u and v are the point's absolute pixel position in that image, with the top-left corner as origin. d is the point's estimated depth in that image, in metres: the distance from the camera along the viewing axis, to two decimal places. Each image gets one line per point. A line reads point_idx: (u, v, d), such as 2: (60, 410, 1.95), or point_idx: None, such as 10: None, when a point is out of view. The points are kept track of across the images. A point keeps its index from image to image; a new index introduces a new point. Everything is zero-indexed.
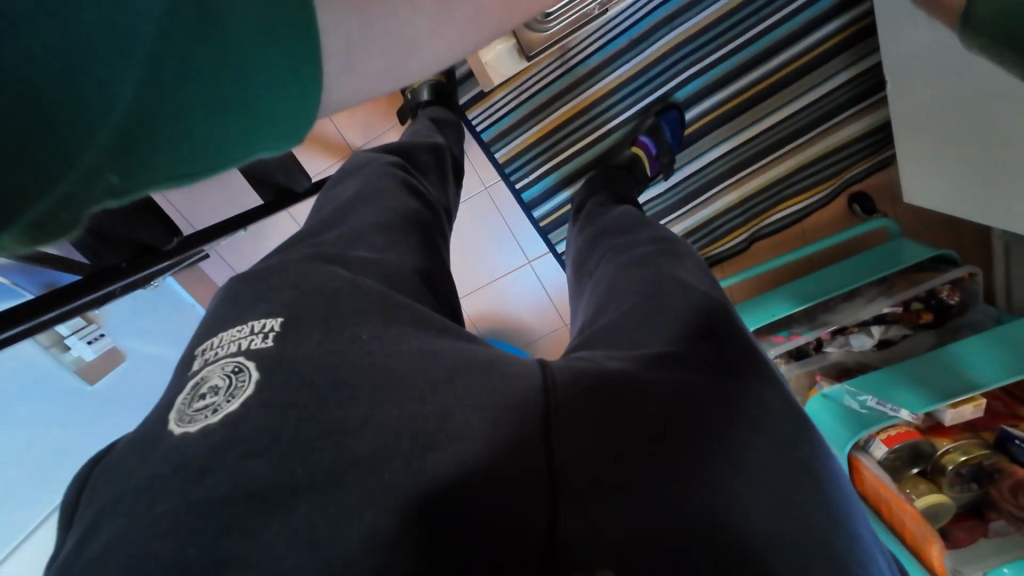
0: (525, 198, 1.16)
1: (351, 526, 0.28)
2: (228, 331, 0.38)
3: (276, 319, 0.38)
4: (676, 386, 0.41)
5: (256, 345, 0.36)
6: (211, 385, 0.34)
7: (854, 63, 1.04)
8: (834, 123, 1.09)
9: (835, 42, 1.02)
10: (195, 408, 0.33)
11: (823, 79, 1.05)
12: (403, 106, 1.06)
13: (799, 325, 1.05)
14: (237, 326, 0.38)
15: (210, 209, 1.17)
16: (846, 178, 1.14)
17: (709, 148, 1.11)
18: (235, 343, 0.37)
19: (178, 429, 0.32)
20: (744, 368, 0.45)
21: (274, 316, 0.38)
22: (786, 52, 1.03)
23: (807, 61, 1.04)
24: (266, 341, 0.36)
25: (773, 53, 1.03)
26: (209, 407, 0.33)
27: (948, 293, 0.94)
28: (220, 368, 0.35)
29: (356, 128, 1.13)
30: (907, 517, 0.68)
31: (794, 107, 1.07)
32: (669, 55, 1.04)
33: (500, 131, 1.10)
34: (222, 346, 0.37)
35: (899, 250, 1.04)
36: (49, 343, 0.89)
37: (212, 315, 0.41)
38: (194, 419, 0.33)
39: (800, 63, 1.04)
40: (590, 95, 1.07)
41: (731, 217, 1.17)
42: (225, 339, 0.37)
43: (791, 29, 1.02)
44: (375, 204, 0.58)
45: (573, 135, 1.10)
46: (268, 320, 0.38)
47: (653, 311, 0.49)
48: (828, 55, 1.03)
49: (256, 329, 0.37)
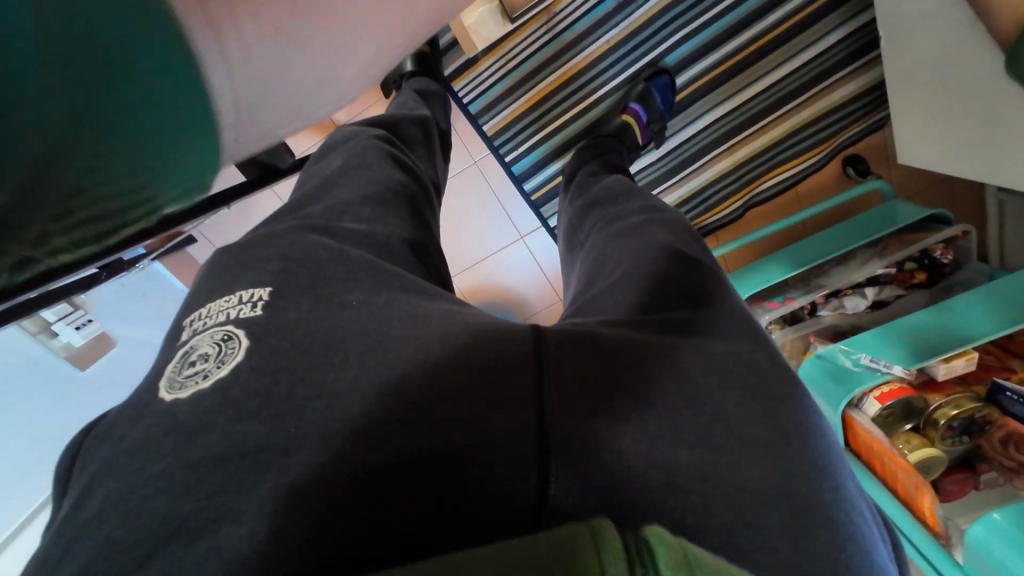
0: (515, 171, 1.14)
1: (345, 482, 0.28)
2: (217, 301, 0.37)
3: (265, 288, 0.37)
4: (665, 347, 0.40)
5: (244, 314, 0.35)
6: (201, 352, 0.34)
7: (847, 22, 1.01)
8: (828, 84, 1.06)
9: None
10: (185, 374, 0.33)
11: (816, 38, 1.02)
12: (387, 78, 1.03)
13: (794, 290, 1.05)
14: (225, 296, 0.37)
15: None
16: (841, 141, 1.12)
17: (701, 114, 1.10)
18: (223, 313, 0.36)
19: (169, 395, 0.32)
20: (733, 328, 0.45)
21: (263, 285, 0.37)
22: (778, 12, 1.00)
23: (800, 20, 1.01)
24: (255, 310, 0.36)
25: (764, 13, 1.00)
26: (199, 373, 0.33)
27: (942, 251, 0.94)
28: (208, 336, 0.35)
29: None
30: (899, 469, 0.70)
31: (787, 69, 1.05)
32: (658, 18, 1.01)
33: (488, 102, 1.07)
34: (211, 316, 0.36)
35: (893, 211, 1.03)
36: (36, 330, 0.90)
37: (196, 288, 0.41)
38: (184, 386, 0.32)
39: (794, 21, 1.01)
40: (578, 62, 1.04)
41: (724, 185, 1.16)
42: (213, 309, 0.37)
43: None
44: (360, 175, 0.57)
45: (563, 105, 1.08)
46: (256, 290, 0.37)
47: (642, 277, 0.49)
48: (822, 12, 1.01)
49: (244, 299, 0.36)
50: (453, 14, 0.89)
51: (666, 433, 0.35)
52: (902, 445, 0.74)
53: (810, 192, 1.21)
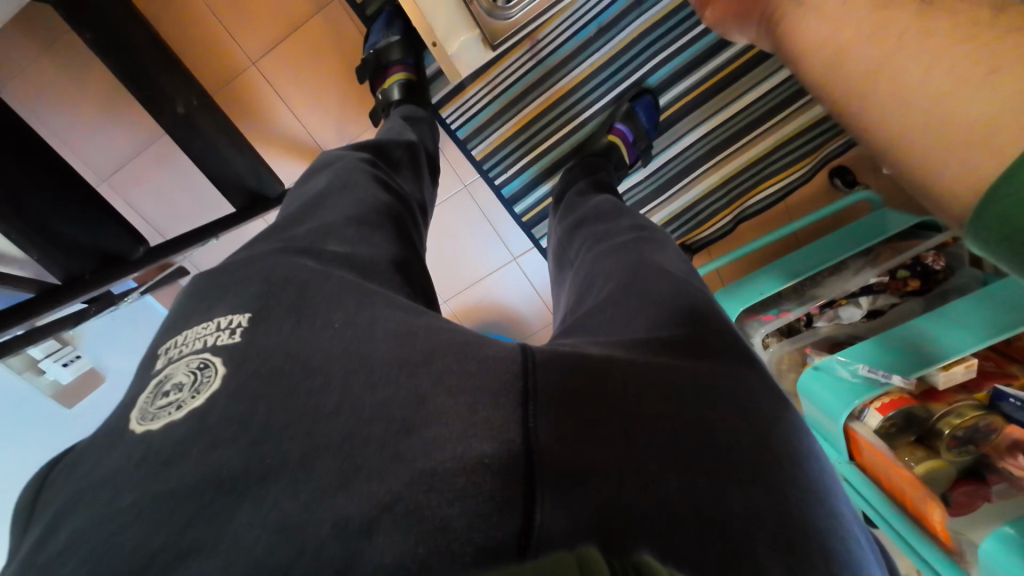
0: (505, 194, 1.15)
1: (325, 511, 0.27)
2: (194, 328, 0.37)
3: (244, 314, 0.36)
4: (654, 365, 0.39)
5: (222, 341, 0.35)
6: (175, 382, 0.33)
7: None
8: (808, 100, 1.08)
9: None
10: (157, 405, 0.32)
11: None
12: (375, 107, 1.04)
13: (788, 302, 1.05)
14: (203, 323, 0.37)
15: (184, 218, 1.17)
16: (826, 153, 1.14)
17: (687, 132, 1.11)
18: (200, 340, 0.35)
19: (139, 427, 0.31)
20: (721, 344, 0.44)
21: (241, 311, 0.37)
22: None
23: None
24: (233, 337, 0.35)
25: None
26: (172, 404, 0.32)
27: (934, 258, 0.94)
28: (184, 365, 0.34)
29: (330, 133, 1.13)
30: (905, 484, 0.68)
31: (767, 85, 1.07)
32: (639, 41, 1.03)
33: (476, 127, 1.09)
34: (187, 343, 0.35)
35: (882, 220, 1.03)
36: (22, 368, 0.88)
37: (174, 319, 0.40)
38: (156, 417, 0.31)
39: None
40: (563, 85, 1.06)
41: (712, 200, 1.17)
42: (190, 336, 0.36)
43: None
44: (344, 198, 0.57)
45: (550, 127, 1.09)
46: (235, 316, 0.36)
47: (631, 294, 0.49)
48: None
49: (222, 325, 0.36)
50: (436, 43, 0.87)
51: (654, 454, 0.34)
52: (907, 458, 0.72)
53: (798, 205, 1.22)
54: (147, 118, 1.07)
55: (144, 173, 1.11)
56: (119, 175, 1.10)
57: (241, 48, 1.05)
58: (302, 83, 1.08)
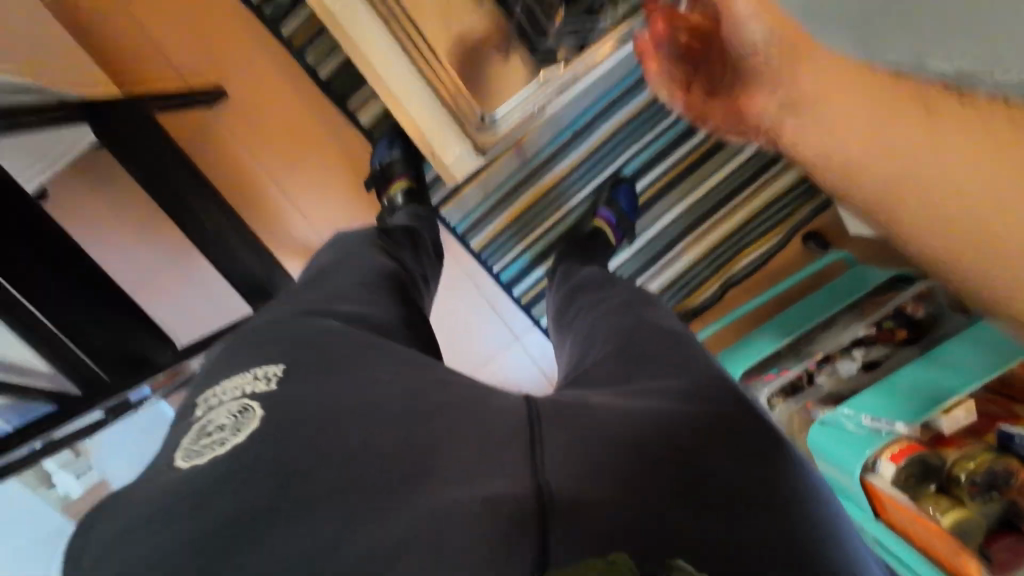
0: (504, 278, 1.24)
1: (338, 557, 0.30)
2: (232, 380, 0.42)
3: (278, 365, 0.42)
4: (653, 412, 0.42)
5: (259, 388, 0.40)
6: (217, 424, 0.38)
7: None
8: (768, 175, 1.21)
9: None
10: (200, 444, 0.38)
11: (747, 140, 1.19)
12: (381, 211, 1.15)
13: (790, 361, 1.06)
14: (241, 374, 0.42)
15: (203, 322, 1.23)
16: (796, 219, 1.24)
17: (665, 211, 1.22)
18: (238, 389, 0.40)
19: (187, 462, 0.36)
20: (718, 390, 0.46)
21: (276, 363, 0.42)
22: None
23: None
24: (269, 385, 0.40)
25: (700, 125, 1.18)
26: (216, 441, 0.37)
27: (914, 307, 0.98)
28: (225, 410, 0.39)
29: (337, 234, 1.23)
30: (935, 537, 0.68)
31: (730, 166, 1.20)
32: (611, 139, 1.18)
33: (474, 222, 1.20)
34: (226, 392, 0.41)
35: (861, 276, 1.10)
36: (36, 483, 0.94)
37: (217, 367, 0.46)
38: (201, 453, 0.37)
39: None
40: (549, 181, 1.19)
41: (699, 270, 1.25)
42: (228, 387, 0.41)
43: None
44: (347, 268, 0.62)
45: (541, 217, 1.21)
46: (271, 367, 0.42)
47: (631, 355, 0.52)
48: None
49: (260, 375, 0.41)
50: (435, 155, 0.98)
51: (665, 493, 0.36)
52: (933, 509, 0.70)
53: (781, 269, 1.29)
54: (176, 235, 1.18)
55: (168, 283, 1.20)
56: (144, 286, 1.19)
57: (261, 169, 1.19)
58: (314, 194, 1.21)
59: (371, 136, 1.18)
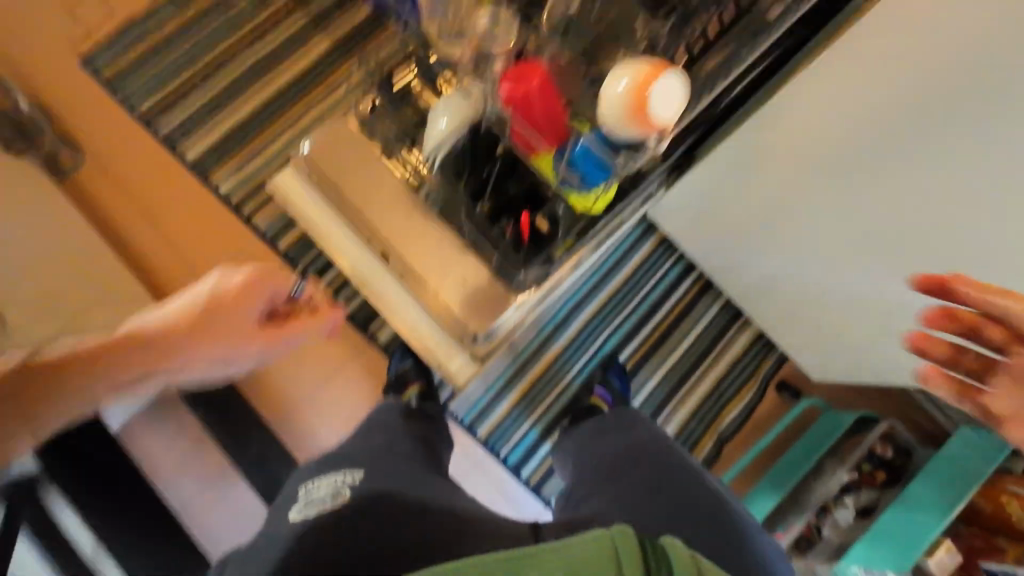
0: (509, 457, 1.28)
1: None
2: (327, 478, 0.70)
3: (357, 471, 0.71)
4: (623, 496, 0.75)
5: (351, 479, 0.69)
6: (326, 493, 0.66)
7: (717, 298, 1.38)
8: (728, 338, 1.37)
9: (705, 283, 1.38)
10: (315, 505, 0.64)
11: (705, 310, 1.37)
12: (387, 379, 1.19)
13: (792, 516, 1.11)
14: (336, 474, 0.71)
15: (189, 492, 1.17)
16: (763, 374, 1.37)
17: (647, 381, 1.34)
18: (338, 481, 0.69)
19: (302, 515, 0.62)
20: (677, 487, 0.77)
21: (356, 470, 0.71)
22: (669, 301, 1.36)
23: (688, 300, 1.37)
24: (354, 478, 0.69)
25: (668, 295, 1.36)
26: (328, 498, 0.65)
27: (883, 448, 1.08)
28: (328, 487, 0.68)
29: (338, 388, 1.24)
30: None
31: (695, 332, 1.36)
32: (595, 319, 1.33)
33: (482, 414, 1.28)
34: (325, 484, 0.69)
35: (837, 422, 1.17)
36: None
37: (315, 468, 0.76)
38: (314, 508, 0.63)
39: (687, 299, 1.37)
40: (545, 365, 1.30)
41: (688, 433, 1.34)
42: (325, 482, 0.69)
43: (669, 282, 1.36)
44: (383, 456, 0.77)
45: (542, 393, 1.30)
46: (353, 473, 0.70)
47: (611, 475, 0.81)
48: (700, 295, 1.37)
49: (346, 477, 0.69)
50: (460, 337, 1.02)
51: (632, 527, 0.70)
52: None
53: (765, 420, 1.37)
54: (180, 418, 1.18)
55: (161, 436, 1.18)
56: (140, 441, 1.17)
57: None
58: (320, 347, 1.25)
59: (357, 321, 1.24)
